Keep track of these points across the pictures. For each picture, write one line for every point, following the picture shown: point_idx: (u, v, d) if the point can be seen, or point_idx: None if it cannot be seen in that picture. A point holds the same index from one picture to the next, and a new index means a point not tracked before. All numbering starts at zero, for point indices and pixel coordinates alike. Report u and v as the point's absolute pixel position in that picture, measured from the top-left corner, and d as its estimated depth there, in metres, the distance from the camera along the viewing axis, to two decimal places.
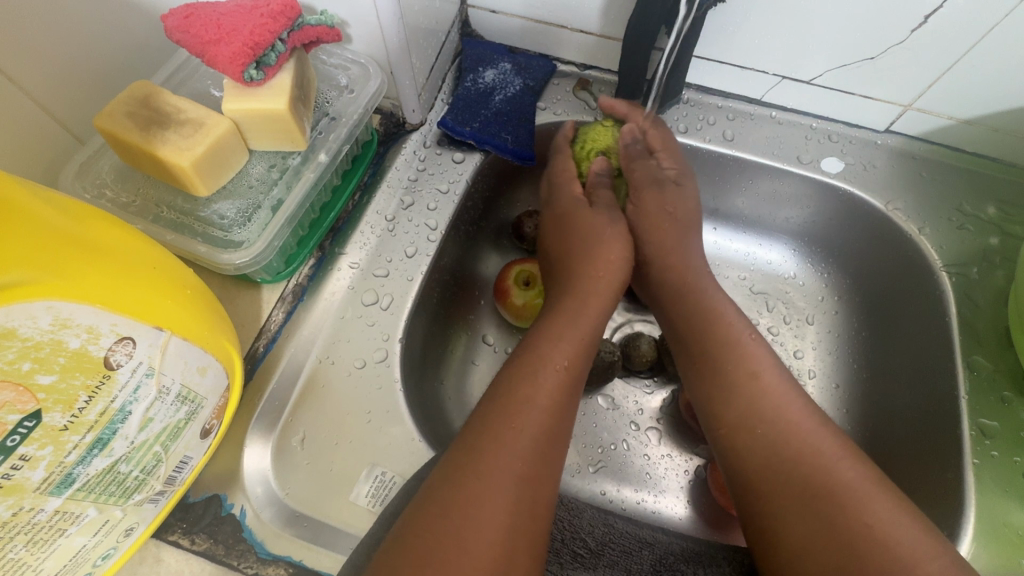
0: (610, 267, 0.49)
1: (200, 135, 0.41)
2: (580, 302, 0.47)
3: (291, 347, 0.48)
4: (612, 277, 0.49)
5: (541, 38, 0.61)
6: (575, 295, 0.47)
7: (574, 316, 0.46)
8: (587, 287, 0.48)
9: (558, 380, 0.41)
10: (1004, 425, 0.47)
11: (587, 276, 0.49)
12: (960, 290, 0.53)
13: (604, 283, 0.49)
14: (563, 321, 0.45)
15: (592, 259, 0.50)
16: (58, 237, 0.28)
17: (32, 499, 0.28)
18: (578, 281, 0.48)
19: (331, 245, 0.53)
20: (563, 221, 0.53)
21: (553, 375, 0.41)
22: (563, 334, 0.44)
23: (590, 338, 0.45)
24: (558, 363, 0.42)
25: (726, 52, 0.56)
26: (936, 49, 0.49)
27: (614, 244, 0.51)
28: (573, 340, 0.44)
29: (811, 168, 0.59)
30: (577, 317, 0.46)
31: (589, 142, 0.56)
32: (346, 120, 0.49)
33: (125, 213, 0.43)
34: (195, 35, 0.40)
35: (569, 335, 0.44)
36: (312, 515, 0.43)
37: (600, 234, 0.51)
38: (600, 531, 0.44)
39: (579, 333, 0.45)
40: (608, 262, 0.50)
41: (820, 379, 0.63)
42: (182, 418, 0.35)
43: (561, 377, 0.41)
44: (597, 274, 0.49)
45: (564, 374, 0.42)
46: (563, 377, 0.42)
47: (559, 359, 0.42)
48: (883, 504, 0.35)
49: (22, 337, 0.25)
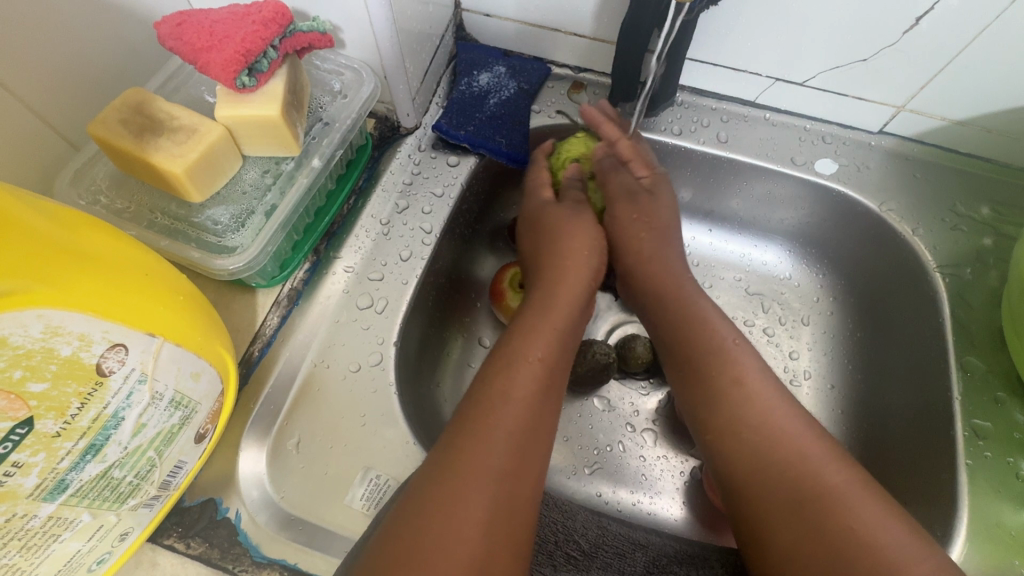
0: (581, 255, 0.50)
1: (193, 142, 0.41)
2: (552, 293, 0.47)
3: (286, 351, 0.49)
4: (581, 263, 0.49)
5: (535, 41, 0.61)
6: (553, 287, 0.47)
7: (547, 309, 0.46)
8: (555, 278, 0.48)
9: (533, 372, 0.41)
10: (996, 426, 0.48)
11: (557, 267, 0.49)
12: (954, 290, 0.53)
13: (571, 271, 0.49)
14: (534, 315, 0.45)
15: (563, 247, 0.50)
16: (50, 246, 0.28)
17: (26, 505, 0.29)
18: (551, 277, 0.48)
19: (326, 249, 0.53)
20: (535, 221, 0.53)
21: (525, 368, 0.41)
22: (535, 327, 0.44)
23: (564, 328, 0.45)
24: (529, 355, 0.42)
25: (719, 54, 0.56)
26: (929, 51, 0.49)
27: (581, 229, 0.51)
28: (545, 332, 0.44)
29: (806, 169, 0.59)
30: (549, 311, 0.46)
31: (563, 152, 0.57)
32: (339, 125, 0.49)
33: (120, 220, 0.43)
34: (187, 42, 0.40)
35: (541, 328, 0.44)
36: (307, 519, 0.43)
37: (569, 222, 0.51)
38: (594, 533, 0.45)
39: (552, 325, 0.45)
40: (579, 251, 0.50)
41: (816, 380, 0.63)
42: (176, 423, 0.35)
43: (536, 368, 0.42)
44: (567, 262, 0.49)
45: (538, 365, 0.42)
46: (537, 369, 0.42)
47: (532, 352, 0.42)
48: (875, 506, 0.36)
49: (13, 345, 0.26)
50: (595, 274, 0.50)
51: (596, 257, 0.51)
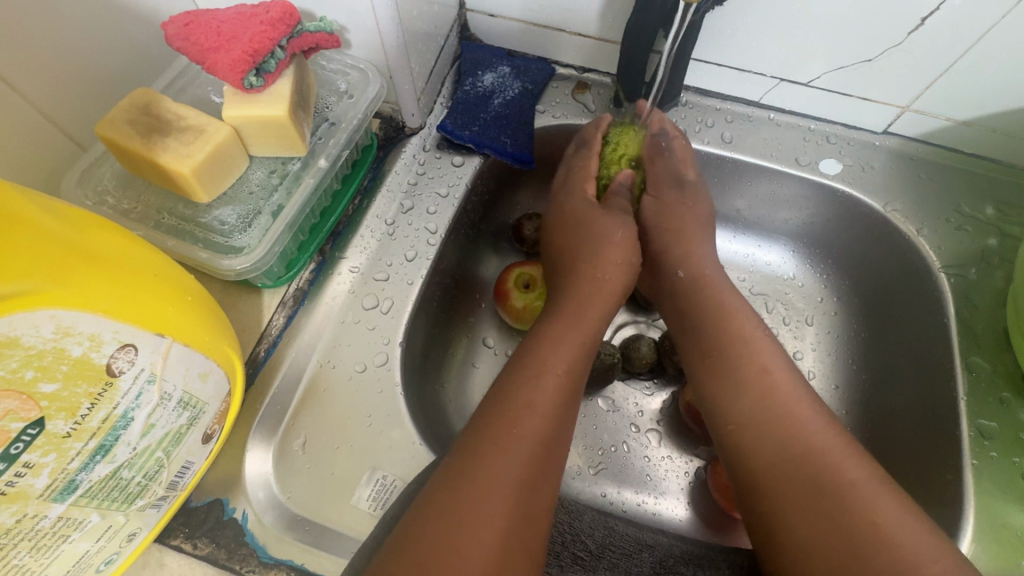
0: (614, 271, 0.49)
1: (200, 142, 0.41)
2: (579, 305, 0.47)
3: (292, 350, 0.49)
4: (615, 281, 0.49)
5: (538, 41, 0.61)
6: (581, 297, 0.47)
7: (575, 320, 0.46)
8: (590, 291, 0.48)
9: (559, 384, 0.41)
10: (1003, 425, 0.48)
11: (585, 278, 0.49)
12: (959, 290, 0.54)
13: (606, 287, 0.49)
14: (563, 325, 0.45)
15: (596, 261, 0.49)
16: (58, 246, 0.28)
17: (36, 506, 0.29)
18: (579, 284, 0.48)
19: (331, 249, 0.53)
20: (571, 221, 0.53)
21: (551, 379, 0.41)
22: (566, 339, 0.44)
23: (590, 342, 0.45)
24: (557, 367, 0.42)
25: (724, 54, 0.56)
26: (935, 51, 0.49)
27: (623, 248, 0.50)
28: (573, 345, 0.44)
29: (810, 170, 0.59)
30: (576, 323, 0.45)
31: (622, 148, 0.55)
32: (345, 125, 0.49)
33: (126, 220, 0.43)
34: (195, 42, 0.40)
35: (568, 341, 0.44)
36: (313, 519, 0.43)
37: (610, 235, 0.50)
38: (600, 533, 0.45)
39: (579, 338, 0.45)
40: (615, 269, 0.49)
41: (820, 380, 0.63)
42: (184, 423, 0.35)
43: (562, 381, 0.41)
44: (600, 276, 0.49)
45: (563, 378, 0.42)
46: (563, 381, 0.41)
47: (559, 364, 0.42)
48: (885, 503, 0.36)
49: (25, 346, 0.26)
50: (625, 289, 0.50)
51: (630, 273, 0.50)
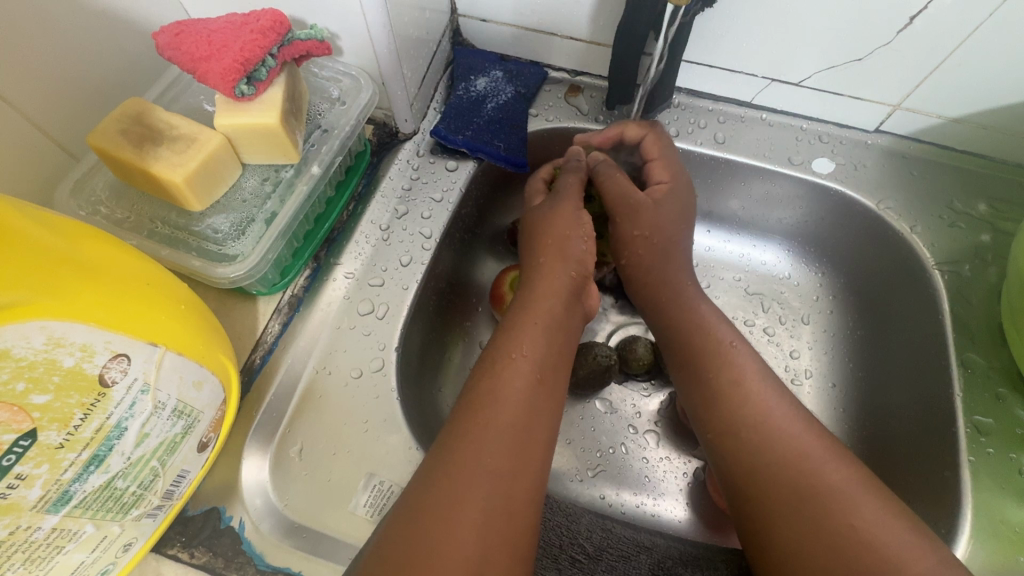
0: (563, 251, 0.49)
1: (193, 151, 0.41)
2: (529, 293, 0.47)
3: (288, 357, 0.49)
4: (558, 260, 0.48)
5: (530, 45, 0.61)
6: (543, 281, 0.47)
7: (524, 307, 0.46)
8: (537, 277, 0.48)
9: (519, 369, 0.41)
10: (999, 422, 0.48)
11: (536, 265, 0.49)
12: (952, 287, 0.54)
13: (550, 268, 0.48)
14: (515, 315, 0.45)
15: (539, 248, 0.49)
16: (49, 257, 0.28)
17: (29, 517, 0.29)
18: (528, 275, 0.49)
19: (326, 256, 0.53)
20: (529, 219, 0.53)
21: (511, 366, 0.41)
22: (523, 325, 0.44)
23: (547, 322, 0.45)
24: (513, 353, 0.42)
25: (715, 56, 0.56)
26: (923, 50, 0.49)
27: (562, 228, 0.49)
28: (525, 330, 0.44)
29: (803, 169, 0.59)
30: (529, 308, 0.45)
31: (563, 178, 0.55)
32: (338, 132, 0.49)
33: (119, 229, 0.43)
34: (186, 52, 0.40)
35: (522, 327, 0.44)
36: (310, 526, 0.43)
37: (561, 221, 0.50)
38: (598, 535, 0.45)
39: (532, 322, 0.44)
40: (556, 249, 0.49)
41: (817, 379, 0.63)
42: (179, 432, 0.35)
43: (520, 365, 0.41)
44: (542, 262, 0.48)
45: (523, 362, 0.42)
46: (521, 365, 0.41)
47: (516, 349, 0.42)
48: (876, 502, 0.36)
49: (16, 357, 0.26)
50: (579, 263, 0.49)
51: (576, 246, 0.49)
